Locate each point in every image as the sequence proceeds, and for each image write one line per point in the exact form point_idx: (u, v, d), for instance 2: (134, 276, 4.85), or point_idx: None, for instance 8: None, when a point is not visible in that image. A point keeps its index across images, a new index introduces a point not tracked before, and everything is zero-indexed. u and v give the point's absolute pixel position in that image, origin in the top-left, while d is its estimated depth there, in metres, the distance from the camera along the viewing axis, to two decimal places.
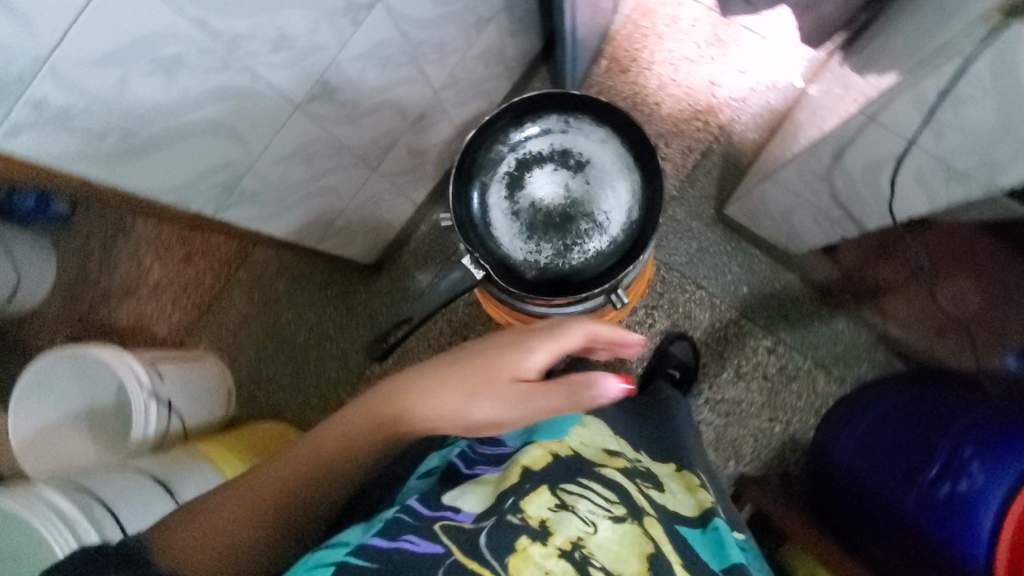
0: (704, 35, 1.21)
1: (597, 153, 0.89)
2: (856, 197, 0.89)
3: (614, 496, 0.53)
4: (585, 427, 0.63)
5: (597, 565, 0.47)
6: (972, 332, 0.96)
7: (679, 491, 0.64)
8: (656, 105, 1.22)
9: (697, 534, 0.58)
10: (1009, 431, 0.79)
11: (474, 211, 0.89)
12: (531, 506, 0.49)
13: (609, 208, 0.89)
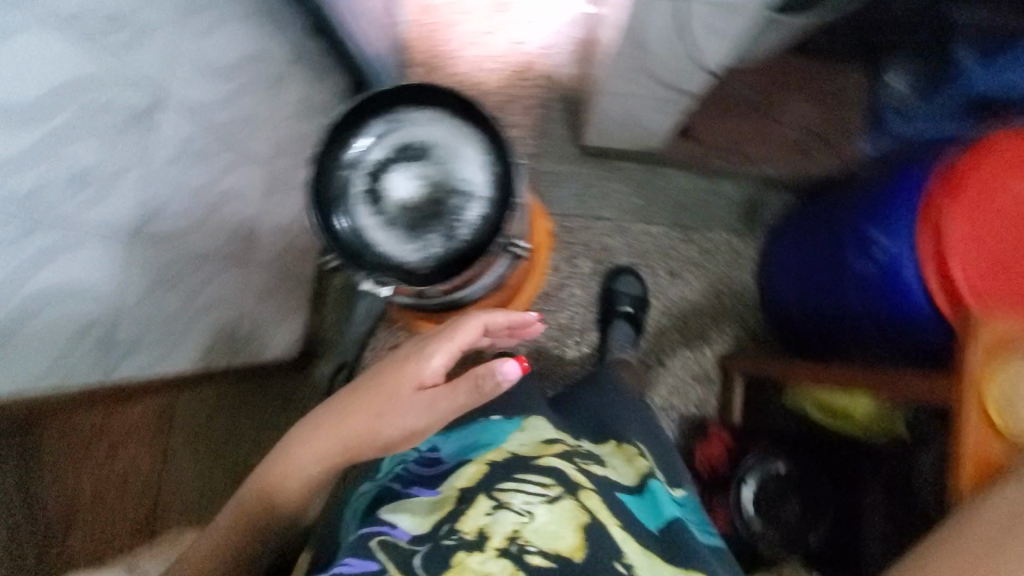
0: (489, 7, 1.27)
1: (433, 132, 0.81)
2: (675, 74, 0.81)
3: (551, 481, 0.57)
4: (523, 430, 0.70)
5: (534, 551, 0.51)
6: (827, 136, 1.06)
7: (618, 468, 0.70)
8: (479, 84, 1.26)
9: (636, 500, 0.64)
10: (890, 193, 0.82)
11: (353, 240, 0.79)
12: (468, 519, 0.53)
13: (470, 173, 0.81)
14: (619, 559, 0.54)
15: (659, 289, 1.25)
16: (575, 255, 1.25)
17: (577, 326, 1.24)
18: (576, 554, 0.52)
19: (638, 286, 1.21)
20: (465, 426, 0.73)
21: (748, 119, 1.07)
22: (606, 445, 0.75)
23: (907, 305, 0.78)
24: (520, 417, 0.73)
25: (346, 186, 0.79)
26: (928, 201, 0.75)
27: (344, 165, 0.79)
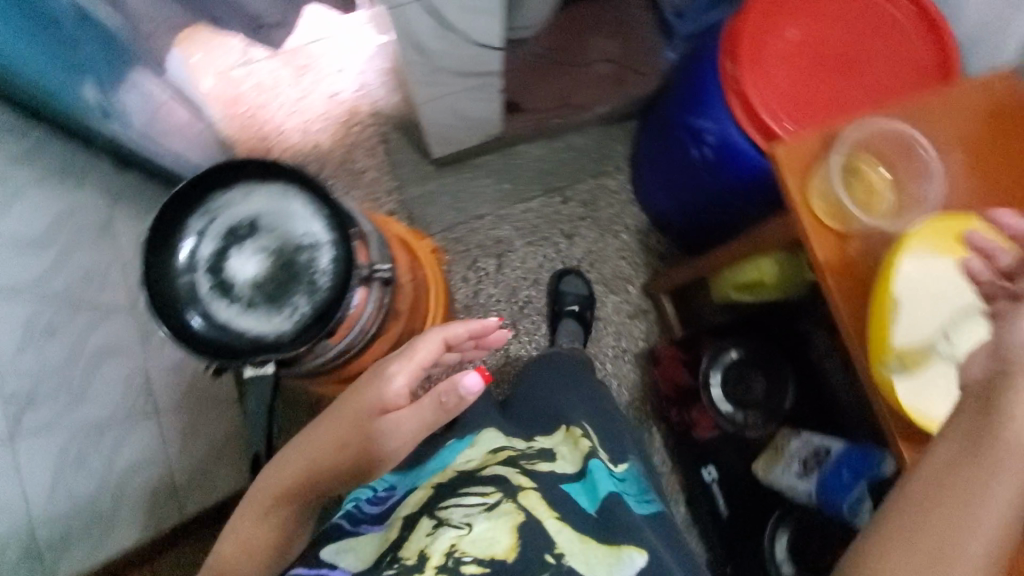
0: (291, 74, 1.30)
1: (256, 199, 0.64)
2: (467, 61, 0.85)
3: (491, 490, 0.66)
4: (474, 445, 0.76)
5: (470, 560, 0.58)
6: (628, 61, 1.23)
7: (568, 456, 0.76)
8: (316, 146, 1.29)
9: (578, 488, 0.71)
10: (696, 83, 0.89)
11: (206, 344, 0.61)
12: (412, 544, 0.61)
13: (308, 219, 0.64)
14: (550, 551, 0.60)
15: (564, 253, 1.29)
16: (476, 258, 1.27)
17: (509, 321, 1.26)
18: (509, 555, 0.59)
19: (584, 286, 1.25)
20: (421, 459, 0.78)
21: (561, 73, 1.22)
22: (557, 433, 0.80)
23: (752, 168, 0.85)
24: (474, 433, 0.79)
25: (184, 287, 0.62)
26: (728, 77, 0.83)
27: (174, 266, 0.62)
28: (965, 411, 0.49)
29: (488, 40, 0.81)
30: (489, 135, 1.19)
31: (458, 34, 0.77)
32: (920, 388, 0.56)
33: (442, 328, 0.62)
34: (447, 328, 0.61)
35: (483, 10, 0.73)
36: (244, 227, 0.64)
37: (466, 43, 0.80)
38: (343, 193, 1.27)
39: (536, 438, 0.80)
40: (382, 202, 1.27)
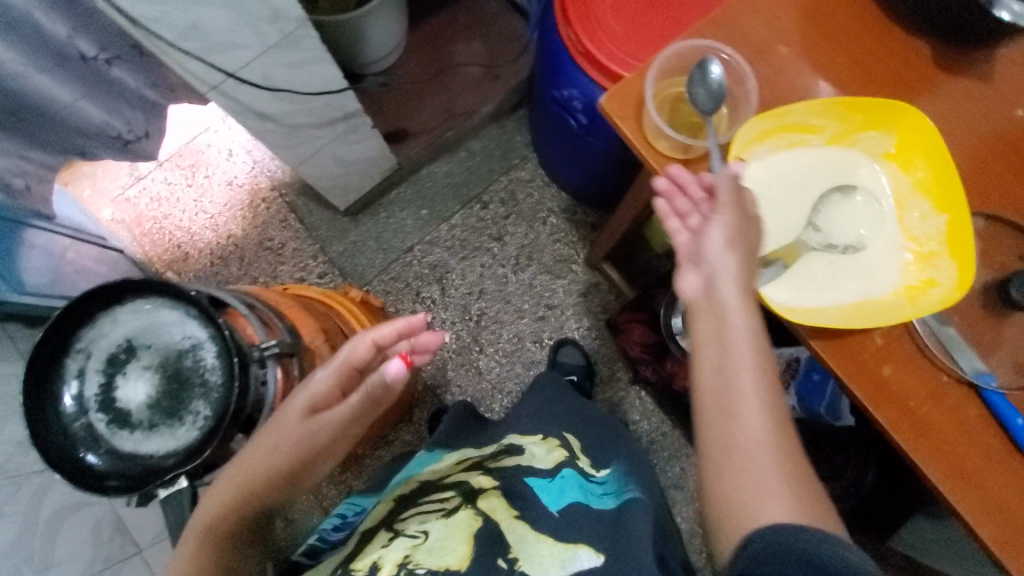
0: (183, 176, 1.29)
1: (123, 315, 0.56)
2: (320, 113, 0.85)
3: (450, 493, 0.79)
4: (440, 459, 0.91)
5: (423, 570, 0.66)
6: (492, 57, 1.25)
7: (538, 453, 0.85)
8: (231, 236, 1.27)
9: (544, 486, 0.80)
10: (549, 59, 0.89)
11: (111, 481, 0.53)
12: (365, 555, 0.70)
13: (182, 318, 0.56)
14: (504, 557, 0.68)
15: (500, 256, 1.28)
16: (419, 289, 1.27)
17: (469, 339, 1.25)
18: (461, 564, 0.66)
19: (580, 355, 1.21)
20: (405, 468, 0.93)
21: (433, 87, 1.24)
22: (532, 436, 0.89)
23: None
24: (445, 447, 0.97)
25: (74, 436, 0.54)
26: (571, 43, 0.83)
27: (59, 414, 0.54)
28: (699, 317, 0.46)
29: (331, 85, 0.80)
30: (387, 169, 1.19)
31: (298, 90, 0.77)
32: (794, 293, 0.49)
33: (369, 331, 0.57)
34: (374, 329, 0.56)
35: (310, 59, 0.73)
36: (122, 343, 0.56)
37: (311, 94, 0.79)
38: (271, 272, 1.26)
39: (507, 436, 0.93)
40: (312, 268, 1.27)
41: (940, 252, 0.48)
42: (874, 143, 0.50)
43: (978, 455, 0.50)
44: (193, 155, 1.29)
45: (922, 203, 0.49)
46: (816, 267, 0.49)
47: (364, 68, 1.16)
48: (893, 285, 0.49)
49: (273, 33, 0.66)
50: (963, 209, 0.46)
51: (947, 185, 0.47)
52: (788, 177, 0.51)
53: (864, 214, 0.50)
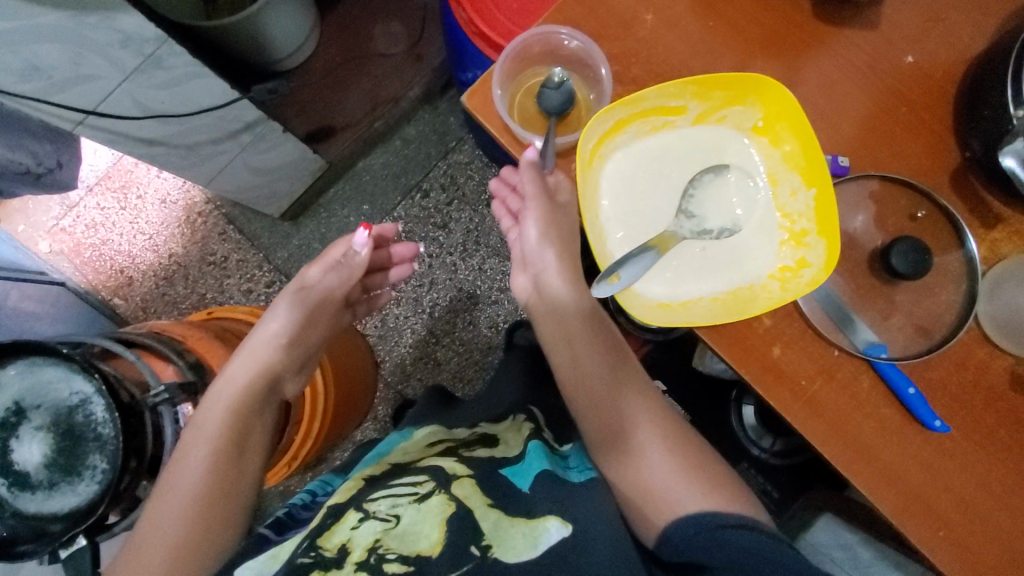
0: (114, 198, 1.25)
1: (8, 378, 0.55)
2: (217, 127, 0.81)
3: (423, 478, 0.59)
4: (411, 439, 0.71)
5: (394, 558, 0.50)
6: (412, 37, 1.21)
7: (510, 441, 0.69)
8: (172, 253, 1.25)
9: (519, 468, 0.62)
10: (452, 41, 0.85)
11: (14, 542, 0.53)
12: (332, 534, 0.52)
13: (67, 375, 0.55)
14: (477, 542, 0.53)
15: (447, 244, 1.25)
16: None
17: (425, 331, 1.24)
18: (434, 551, 0.51)
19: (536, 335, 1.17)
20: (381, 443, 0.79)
21: (355, 77, 1.20)
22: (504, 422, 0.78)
23: None
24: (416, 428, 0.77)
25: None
26: (466, 25, 0.79)
27: None
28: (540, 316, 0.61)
29: (219, 99, 0.76)
30: (317, 167, 1.15)
31: (180, 111, 0.74)
32: (667, 287, 0.48)
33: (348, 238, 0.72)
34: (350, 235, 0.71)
35: (184, 77, 0.69)
36: (11, 406, 0.55)
37: (197, 112, 0.76)
38: (218, 288, 1.24)
39: (480, 425, 0.76)
40: (258, 278, 1.24)
41: (811, 229, 0.46)
42: (741, 116, 0.48)
43: (871, 428, 0.49)
44: (122, 175, 1.26)
45: (793, 178, 0.47)
46: (689, 255, 0.48)
47: (279, 64, 1.12)
48: (768, 268, 0.47)
49: (132, 58, 0.62)
50: (828, 182, 0.44)
51: (812, 158, 0.45)
52: (656, 159, 0.49)
53: (737, 192, 0.48)
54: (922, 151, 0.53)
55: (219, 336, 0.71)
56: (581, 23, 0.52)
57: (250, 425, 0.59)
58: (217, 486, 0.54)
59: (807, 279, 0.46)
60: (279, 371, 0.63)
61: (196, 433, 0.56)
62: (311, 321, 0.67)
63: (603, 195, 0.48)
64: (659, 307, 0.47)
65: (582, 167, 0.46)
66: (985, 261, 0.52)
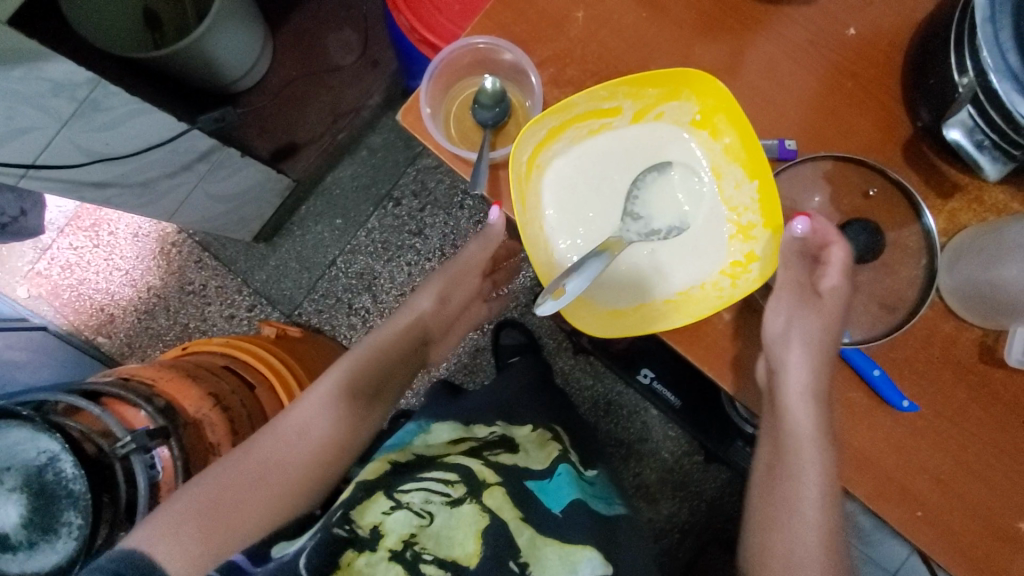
0: (85, 236, 1.24)
1: None
2: (170, 161, 0.80)
3: (455, 477, 0.62)
4: (431, 431, 0.71)
5: (430, 558, 0.57)
6: (367, 43, 1.19)
7: (532, 451, 0.71)
8: (150, 286, 1.24)
9: (545, 487, 0.67)
10: (399, 47, 0.83)
11: None
12: (367, 512, 0.57)
13: (33, 434, 0.55)
14: (516, 557, 0.59)
15: (425, 250, 1.23)
16: (352, 301, 1.23)
17: None
18: (470, 562, 0.58)
19: (521, 334, 1.15)
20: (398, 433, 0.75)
21: (313, 90, 1.18)
22: (523, 429, 0.75)
23: None
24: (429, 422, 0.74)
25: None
26: (408, 29, 0.77)
27: None
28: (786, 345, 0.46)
29: (165, 133, 0.75)
30: (284, 187, 1.14)
31: (127, 150, 0.72)
32: (615, 297, 0.48)
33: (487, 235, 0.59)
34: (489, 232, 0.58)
35: (124, 116, 0.68)
36: None
37: (145, 149, 0.74)
38: (199, 317, 1.24)
39: (500, 422, 0.75)
40: (239, 303, 1.24)
41: (756, 222, 0.46)
42: (679, 111, 0.47)
43: (841, 413, 0.49)
44: (91, 214, 1.24)
45: (735, 170, 0.46)
46: (638, 258, 0.48)
47: (234, 85, 1.10)
48: (719, 264, 0.48)
49: (66, 104, 0.61)
50: (766, 174, 0.44)
51: (751, 149, 0.45)
52: (598, 163, 0.48)
53: (683, 189, 0.48)
54: (872, 126, 0.51)
55: (191, 374, 0.71)
56: (511, 27, 0.51)
57: (376, 394, 0.58)
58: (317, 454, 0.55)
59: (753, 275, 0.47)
60: (431, 328, 0.61)
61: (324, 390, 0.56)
62: (459, 279, 0.61)
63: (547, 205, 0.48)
64: (606, 319, 0.48)
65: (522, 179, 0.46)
66: (944, 232, 0.51)
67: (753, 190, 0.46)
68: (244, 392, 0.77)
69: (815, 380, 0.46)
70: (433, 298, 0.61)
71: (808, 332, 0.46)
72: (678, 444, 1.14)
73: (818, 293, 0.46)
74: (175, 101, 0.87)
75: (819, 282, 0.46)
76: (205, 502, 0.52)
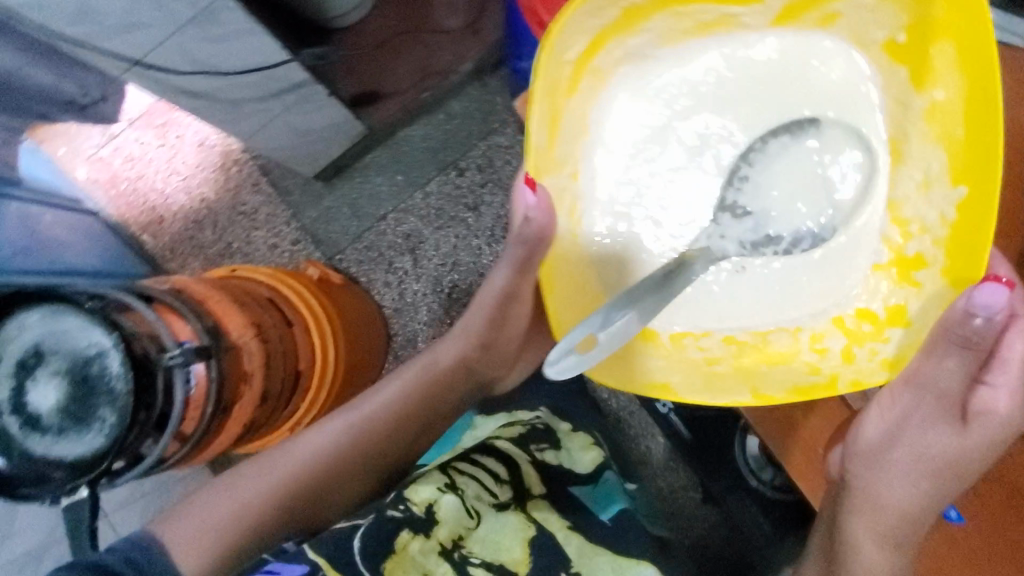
0: (154, 135, 1.26)
1: (34, 327, 0.57)
2: (263, 85, 0.80)
3: (503, 480, 0.74)
4: (476, 426, 0.91)
5: (476, 558, 0.63)
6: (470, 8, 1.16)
7: (574, 452, 0.86)
8: (203, 199, 1.26)
9: (590, 492, 0.80)
10: (513, 21, 0.81)
11: (27, 482, 0.55)
12: (422, 490, 0.66)
13: (84, 332, 0.56)
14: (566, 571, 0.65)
15: (476, 227, 1.21)
16: (393, 258, 1.23)
17: (441, 311, 1.22)
18: (516, 568, 0.64)
19: None
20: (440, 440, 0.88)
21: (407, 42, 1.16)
22: (563, 424, 0.91)
23: None
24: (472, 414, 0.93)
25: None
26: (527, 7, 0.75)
27: None
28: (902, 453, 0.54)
29: (268, 57, 0.74)
30: (356, 133, 1.13)
31: (227, 66, 0.73)
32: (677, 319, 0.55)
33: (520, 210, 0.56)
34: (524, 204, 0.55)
35: (235, 33, 0.67)
36: (31, 349, 0.56)
37: (245, 69, 0.74)
38: (244, 238, 1.25)
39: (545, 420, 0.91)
40: (285, 234, 1.25)
41: (937, 255, 0.47)
42: (876, 23, 0.48)
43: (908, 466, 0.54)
44: (163, 113, 1.25)
45: (931, 153, 0.47)
46: (750, 295, 0.54)
47: (334, 21, 1.09)
48: (840, 307, 0.52)
49: (186, 9, 0.60)
50: (977, 182, 0.42)
51: (966, 107, 0.43)
52: (676, 110, 0.53)
53: (841, 181, 0.51)
54: None
55: (237, 300, 0.72)
56: None
57: (382, 434, 0.70)
58: (314, 479, 0.66)
59: (880, 356, 0.49)
60: (463, 368, 0.73)
61: (344, 417, 0.69)
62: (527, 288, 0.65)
63: (559, 187, 0.54)
64: (610, 362, 0.51)
65: (567, 82, 0.50)
66: None
67: (952, 200, 0.45)
68: (283, 329, 0.78)
69: (924, 480, 0.53)
70: (473, 342, 0.73)
71: (928, 440, 0.53)
72: (677, 477, 1.12)
73: (966, 417, 0.51)
74: (284, 29, 0.86)
75: (978, 398, 0.50)
76: (207, 511, 0.62)
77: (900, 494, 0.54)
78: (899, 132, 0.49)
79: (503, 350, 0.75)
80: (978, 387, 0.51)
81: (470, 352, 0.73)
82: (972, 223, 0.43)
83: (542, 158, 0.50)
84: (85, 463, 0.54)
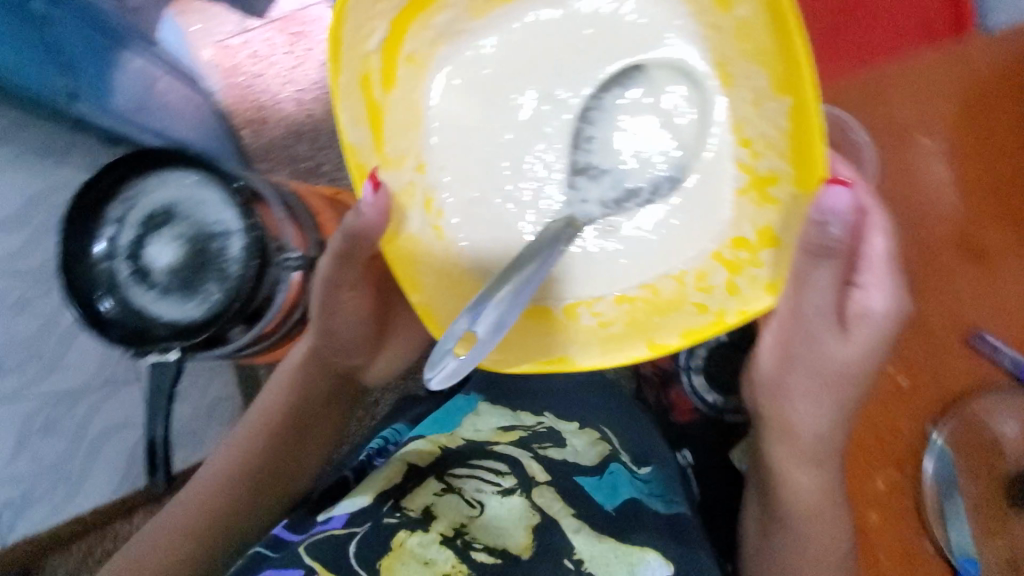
0: (288, 39, 1.27)
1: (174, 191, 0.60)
2: None
3: (505, 469, 0.67)
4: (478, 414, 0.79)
5: (480, 546, 0.59)
6: None
7: (579, 448, 0.75)
8: (311, 112, 1.27)
9: (595, 484, 0.71)
10: None
11: (119, 326, 0.57)
12: (417, 497, 0.64)
13: (218, 211, 0.59)
14: (572, 556, 0.60)
15: None
16: None
17: None
18: (521, 552, 0.60)
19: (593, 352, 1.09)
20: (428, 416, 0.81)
21: None
22: (570, 423, 0.79)
23: None
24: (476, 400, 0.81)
25: (99, 273, 0.60)
26: None
27: (89, 255, 0.59)
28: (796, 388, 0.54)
29: None
30: None
31: None
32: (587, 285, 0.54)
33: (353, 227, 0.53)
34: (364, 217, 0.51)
35: None
36: (164, 208, 0.60)
37: None
38: (337, 163, 1.27)
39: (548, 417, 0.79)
40: None
41: (784, 178, 0.44)
42: None
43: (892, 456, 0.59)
44: (303, 22, 1.27)
45: (759, 76, 0.44)
46: (642, 249, 0.53)
47: None
48: (717, 242, 0.50)
49: None
50: (801, 96, 0.40)
51: (778, 32, 0.41)
52: (505, 77, 0.53)
53: (680, 113, 0.51)
54: None
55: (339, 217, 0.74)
56: None
57: (267, 442, 0.67)
58: (217, 507, 0.64)
59: (759, 279, 0.47)
60: (323, 359, 0.67)
61: (240, 431, 0.68)
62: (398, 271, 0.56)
63: (405, 181, 0.53)
64: (518, 345, 0.50)
65: (378, 72, 0.51)
66: None
67: (781, 112, 0.42)
68: None
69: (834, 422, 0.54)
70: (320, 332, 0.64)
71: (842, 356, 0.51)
72: None
73: (848, 318, 0.49)
74: None
75: (854, 303, 0.49)
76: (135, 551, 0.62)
77: (810, 421, 0.55)
78: (725, 57, 0.47)
79: (353, 334, 0.65)
80: (853, 288, 0.49)
81: (317, 345, 0.66)
82: (803, 132, 0.41)
83: (370, 153, 0.50)
84: (181, 330, 0.57)
